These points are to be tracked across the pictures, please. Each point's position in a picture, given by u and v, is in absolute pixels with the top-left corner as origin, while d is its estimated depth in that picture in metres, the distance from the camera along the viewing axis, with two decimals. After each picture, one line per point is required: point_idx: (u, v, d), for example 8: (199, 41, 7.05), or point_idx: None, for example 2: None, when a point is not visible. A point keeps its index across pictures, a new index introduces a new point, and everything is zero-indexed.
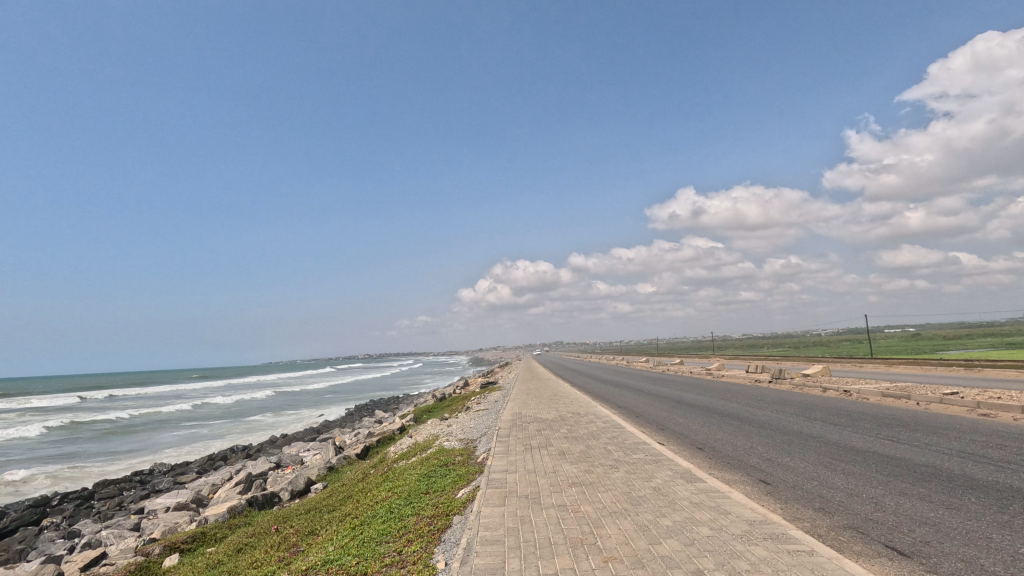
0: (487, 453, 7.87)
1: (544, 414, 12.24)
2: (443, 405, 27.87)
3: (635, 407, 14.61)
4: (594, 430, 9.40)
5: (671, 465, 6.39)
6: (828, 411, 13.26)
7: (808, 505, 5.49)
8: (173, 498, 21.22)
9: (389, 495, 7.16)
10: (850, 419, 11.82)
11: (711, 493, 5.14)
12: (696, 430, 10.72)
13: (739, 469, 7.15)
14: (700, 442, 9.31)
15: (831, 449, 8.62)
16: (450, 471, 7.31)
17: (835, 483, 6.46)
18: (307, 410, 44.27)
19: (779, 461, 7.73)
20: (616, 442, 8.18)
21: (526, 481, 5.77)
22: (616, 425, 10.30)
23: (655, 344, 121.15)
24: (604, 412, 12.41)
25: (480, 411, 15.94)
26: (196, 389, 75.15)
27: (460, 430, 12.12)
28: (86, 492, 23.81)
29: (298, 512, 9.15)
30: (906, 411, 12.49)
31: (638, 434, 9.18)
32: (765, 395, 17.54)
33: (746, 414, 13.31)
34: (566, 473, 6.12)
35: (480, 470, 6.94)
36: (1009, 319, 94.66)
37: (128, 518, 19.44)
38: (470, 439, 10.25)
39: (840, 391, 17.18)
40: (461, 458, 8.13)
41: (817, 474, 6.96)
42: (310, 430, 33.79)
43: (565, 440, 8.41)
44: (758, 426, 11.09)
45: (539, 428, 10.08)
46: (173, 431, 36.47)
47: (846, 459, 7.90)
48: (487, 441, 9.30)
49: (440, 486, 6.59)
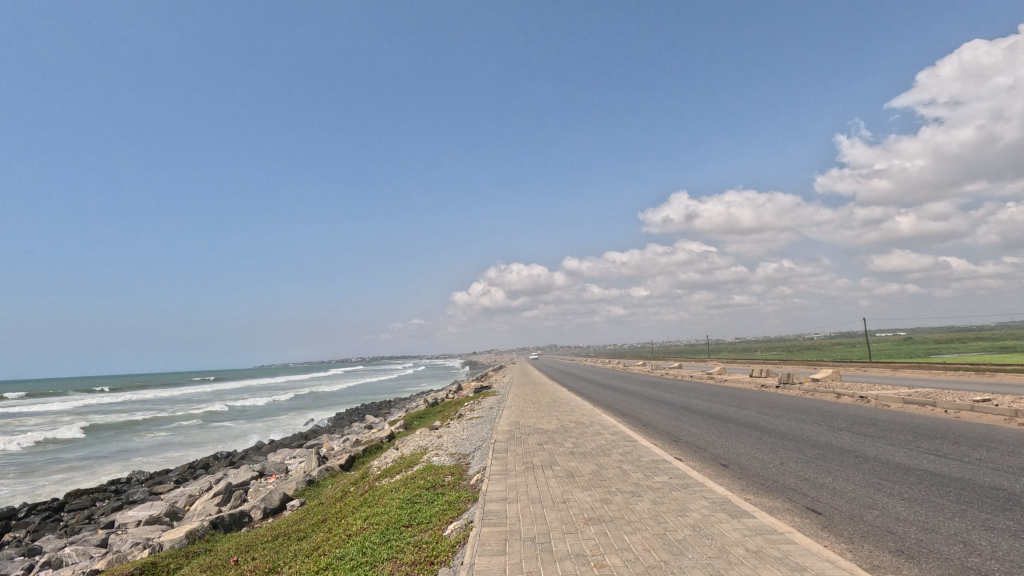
0: (482, 474, 6.73)
1: (543, 424, 11.17)
2: (433, 412, 26.64)
3: (641, 415, 13.59)
4: (603, 445, 8.27)
5: (706, 493, 5.25)
6: (852, 420, 12.17)
7: (883, 547, 4.42)
8: (146, 511, 19.84)
9: (364, 526, 5.98)
10: (880, 429, 10.73)
11: (770, 536, 4.01)
12: (714, 443, 9.65)
13: (779, 495, 6.07)
14: (724, 458, 8.23)
15: (873, 467, 7.56)
16: (439, 496, 6.17)
17: (901, 514, 5.37)
18: (296, 415, 42.96)
19: (821, 482, 6.67)
20: (632, 460, 7.07)
21: (530, 517, 4.63)
22: (626, 438, 9.21)
23: (651, 350, 120.54)
24: (610, 422, 11.30)
25: (474, 419, 14.79)
26: (189, 392, 73.87)
27: (451, 442, 10.99)
28: (55, 503, 22.38)
29: (264, 539, 7.96)
30: (938, 421, 11.44)
31: (653, 449, 8.16)
32: (776, 401, 16.58)
33: (762, 423, 12.22)
34: (579, 505, 4.98)
35: (473, 495, 5.84)
36: (1000, 323, 95.04)
37: (96, 533, 18.05)
38: (463, 453, 9.12)
39: (856, 397, 16.19)
40: (452, 479, 6.99)
41: (872, 500, 5.89)
42: (298, 435, 32.49)
43: (571, 457, 7.30)
44: (783, 439, 9.98)
45: (540, 440, 8.96)
46: (155, 436, 34.99)
47: (897, 479, 6.83)
48: (481, 457, 8.17)
49: (426, 518, 5.44)
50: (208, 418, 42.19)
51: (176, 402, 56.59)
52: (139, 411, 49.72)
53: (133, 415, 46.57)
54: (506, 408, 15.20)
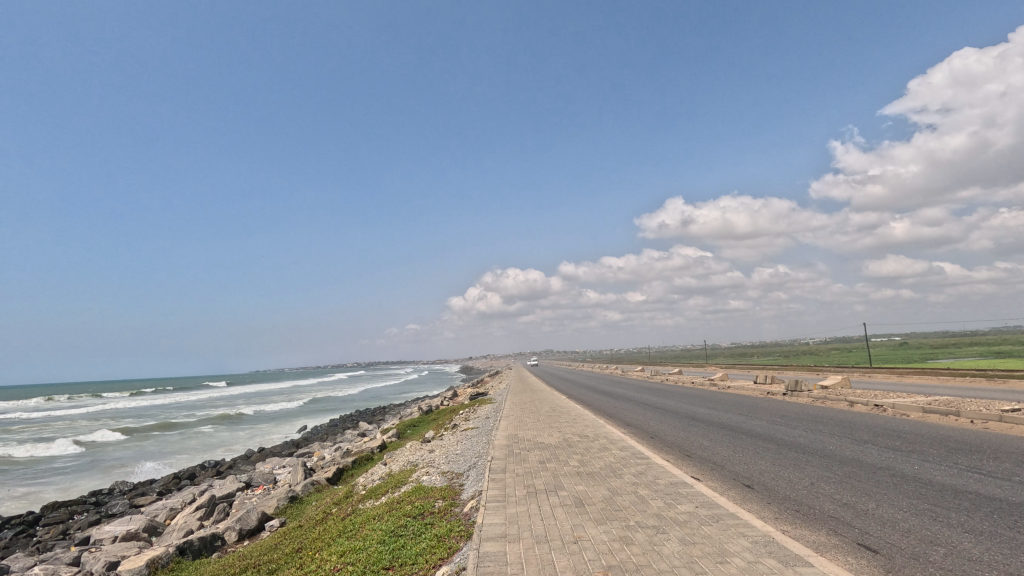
0: (477, 500, 5.87)
1: (544, 438, 10.33)
2: (427, 419, 25.74)
3: (646, 426, 12.73)
4: (612, 464, 7.39)
5: (744, 530, 4.40)
6: (875, 431, 11.37)
7: None
8: (125, 526, 18.92)
9: (339, 565, 5.15)
10: (908, 443, 9.93)
11: None
12: (731, 460, 8.78)
13: (821, 526, 5.25)
14: (746, 478, 7.39)
15: (917, 489, 6.70)
16: (427, 528, 5.31)
17: (972, 552, 4.57)
18: (288, 422, 41.94)
19: (866, 509, 5.83)
20: (648, 484, 6.22)
21: (537, 563, 3.79)
22: (637, 454, 8.35)
23: (647, 355, 120.39)
24: (616, 435, 10.46)
25: (469, 431, 13.87)
26: (180, 397, 73.05)
27: (444, 458, 10.11)
28: (30, 516, 21.33)
29: (231, 573, 7.06)
30: (967, 433, 10.64)
31: (668, 468, 7.35)
32: (786, 409, 15.76)
33: (779, 435, 11.37)
34: (594, 546, 4.13)
35: (467, 528, 5.00)
36: (995, 331, 94.87)
37: (69, 551, 17.04)
38: (456, 473, 8.25)
39: (871, 406, 15.39)
40: (443, 505, 6.14)
41: (932, 533, 5.08)
42: (288, 443, 31.43)
43: (579, 479, 6.45)
44: (806, 455, 9.13)
45: (541, 458, 8.11)
46: (140, 445, 33.72)
47: (948, 505, 6.02)
48: (476, 478, 7.29)
49: (410, 558, 4.63)
50: (198, 425, 41.29)
51: (167, 409, 55.61)
52: (129, 417, 48.74)
53: (120, 421, 45.48)
54: (503, 418, 14.33)
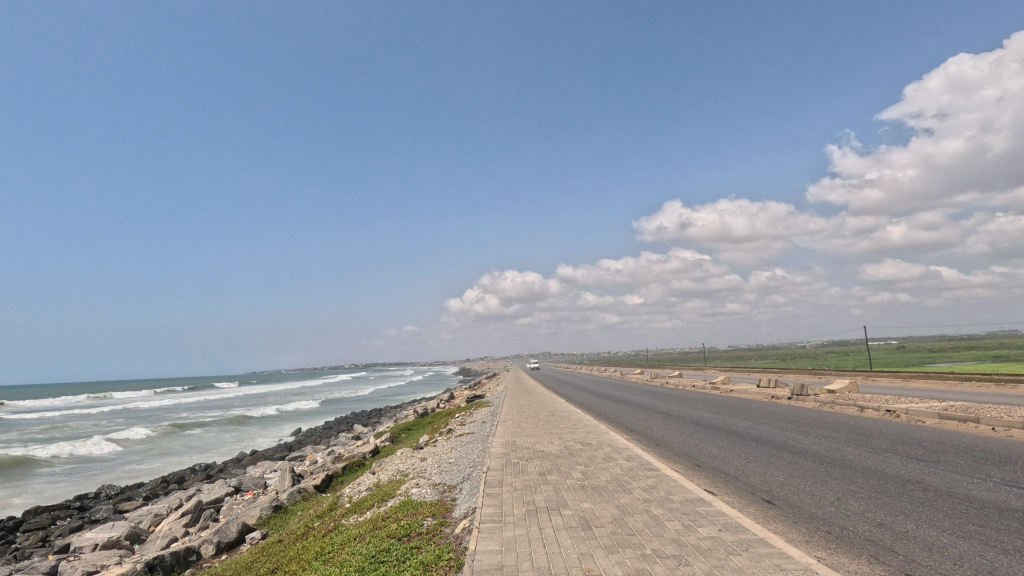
0: (469, 519, 5.25)
1: (544, 445, 9.66)
2: (422, 424, 25.03)
3: (652, 432, 12.03)
4: (619, 477, 6.75)
5: (781, 562, 3.78)
6: (893, 439, 10.73)
7: None
8: (107, 533, 18.16)
9: None
10: (933, 452, 9.27)
11: None
12: (744, 471, 8.14)
13: (860, 552, 4.64)
14: (765, 492, 6.77)
15: (956, 507, 6.07)
16: (412, 553, 4.69)
17: None
18: (282, 424, 41.13)
19: (908, 532, 5.19)
20: (662, 501, 5.57)
21: None
22: (645, 466, 7.67)
23: (645, 358, 120.88)
24: (621, 442, 9.83)
25: (465, 437, 13.23)
26: (178, 398, 72.86)
27: (438, 467, 9.46)
28: (12, 521, 20.53)
29: None
30: (992, 441, 10.01)
31: (680, 481, 6.72)
32: (794, 414, 15.12)
33: (790, 443, 10.72)
34: None
35: (456, 557, 4.35)
36: (993, 335, 94.85)
37: (46, 559, 16.27)
38: (449, 485, 7.61)
39: (882, 411, 14.76)
40: (432, 525, 5.50)
41: (988, 560, 4.46)
42: (281, 446, 30.68)
43: (585, 495, 5.80)
44: (824, 466, 8.47)
45: (541, 469, 7.47)
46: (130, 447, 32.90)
47: (995, 525, 5.41)
48: (471, 492, 6.66)
49: None
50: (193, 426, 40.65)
51: (163, 410, 54.96)
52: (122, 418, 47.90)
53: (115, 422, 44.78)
54: (500, 424, 13.63)
